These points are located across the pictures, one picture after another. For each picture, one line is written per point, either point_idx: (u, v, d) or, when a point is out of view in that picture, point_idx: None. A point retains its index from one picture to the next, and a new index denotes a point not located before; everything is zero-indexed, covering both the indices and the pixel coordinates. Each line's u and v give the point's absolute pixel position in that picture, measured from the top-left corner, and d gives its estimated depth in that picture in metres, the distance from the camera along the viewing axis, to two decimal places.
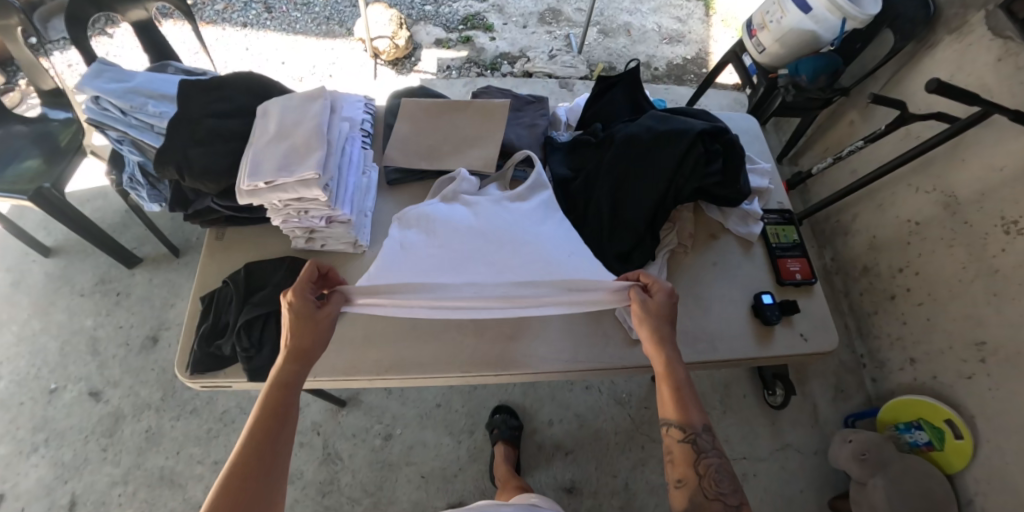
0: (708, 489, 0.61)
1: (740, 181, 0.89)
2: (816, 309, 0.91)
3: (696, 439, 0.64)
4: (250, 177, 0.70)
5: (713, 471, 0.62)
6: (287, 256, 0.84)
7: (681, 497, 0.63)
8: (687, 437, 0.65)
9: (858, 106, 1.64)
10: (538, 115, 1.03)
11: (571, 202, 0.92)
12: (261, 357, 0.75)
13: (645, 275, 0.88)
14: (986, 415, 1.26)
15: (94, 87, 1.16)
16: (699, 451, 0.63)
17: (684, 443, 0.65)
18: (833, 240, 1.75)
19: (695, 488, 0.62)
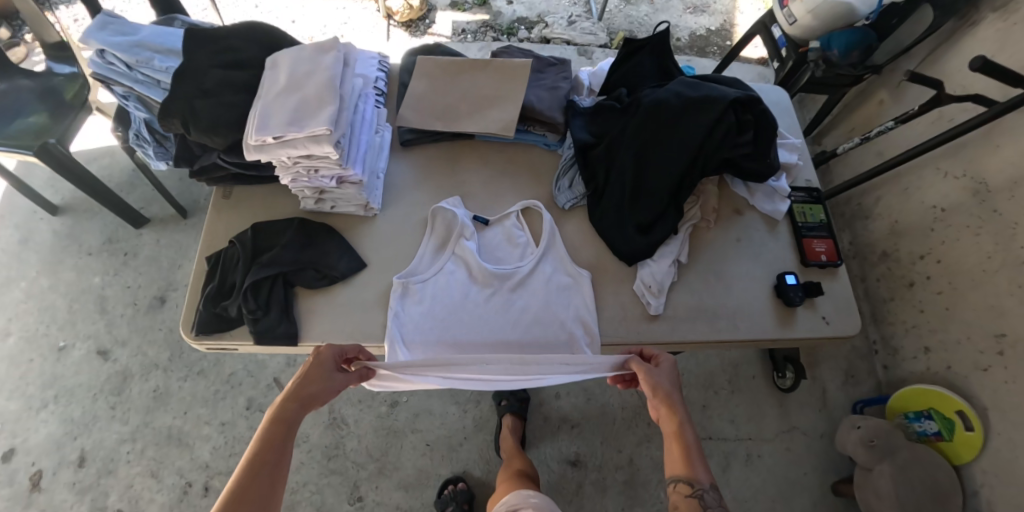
0: None
1: (770, 154, 0.85)
2: (840, 292, 0.88)
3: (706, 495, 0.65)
4: (259, 130, 0.67)
5: None
6: (297, 216, 0.81)
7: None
8: (695, 493, 0.66)
9: (890, 85, 1.57)
10: (560, 78, 0.96)
11: (591, 169, 0.88)
12: (268, 320, 0.74)
13: (667, 249, 0.84)
14: (999, 408, 1.24)
15: (99, 40, 1.14)
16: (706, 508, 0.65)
17: (689, 498, 0.66)
18: (852, 223, 1.70)
19: None
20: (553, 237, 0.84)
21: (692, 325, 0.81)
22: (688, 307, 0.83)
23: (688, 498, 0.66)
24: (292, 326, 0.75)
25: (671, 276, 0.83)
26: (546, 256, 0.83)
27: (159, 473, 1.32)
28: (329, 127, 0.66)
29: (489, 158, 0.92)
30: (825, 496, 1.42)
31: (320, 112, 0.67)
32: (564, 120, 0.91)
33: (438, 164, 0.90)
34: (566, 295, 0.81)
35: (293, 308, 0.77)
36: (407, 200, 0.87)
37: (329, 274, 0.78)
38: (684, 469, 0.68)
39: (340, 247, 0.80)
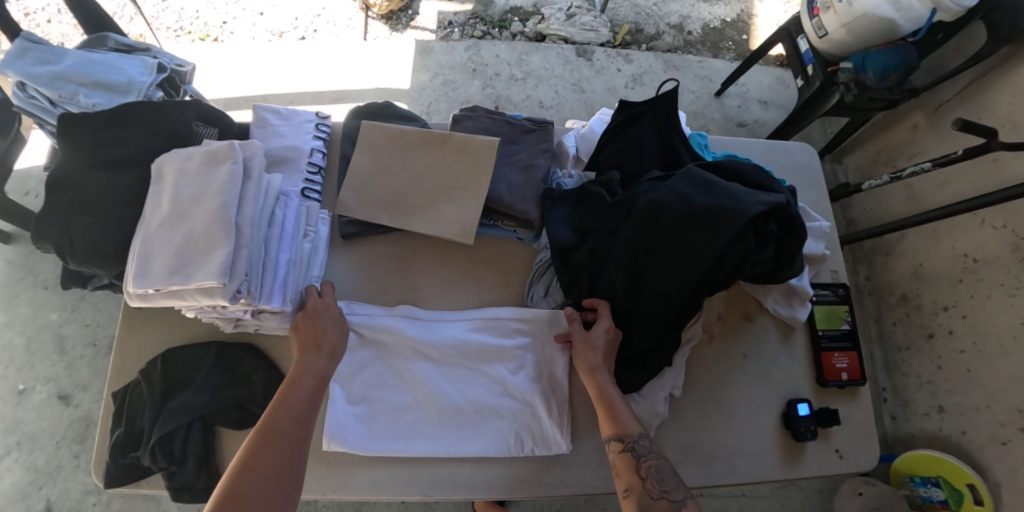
0: (652, 489, 0.58)
1: (789, 267, 0.70)
2: (857, 418, 0.76)
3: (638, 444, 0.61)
4: (136, 281, 0.54)
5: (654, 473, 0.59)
6: (216, 339, 0.69)
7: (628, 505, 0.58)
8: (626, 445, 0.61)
9: (928, 108, 1.37)
10: (538, 150, 0.80)
11: (571, 275, 0.73)
12: (185, 473, 0.64)
13: (660, 381, 0.71)
14: (1014, 487, 1.15)
15: (15, 71, 0.97)
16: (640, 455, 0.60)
17: (623, 452, 0.61)
18: (871, 258, 1.55)
19: (639, 490, 0.59)
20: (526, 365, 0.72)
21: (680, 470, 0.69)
22: (680, 447, 0.70)
23: (623, 454, 0.61)
24: (211, 479, 0.65)
25: (663, 414, 0.70)
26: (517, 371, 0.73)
27: None
28: (220, 280, 0.53)
29: (450, 252, 0.78)
30: None
31: (211, 257, 0.54)
32: (540, 211, 0.76)
33: (391, 262, 0.76)
34: (521, 415, 0.70)
35: (216, 453, 0.66)
36: None
37: (255, 411, 0.67)
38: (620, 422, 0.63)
39: (268, 379, 0.67)
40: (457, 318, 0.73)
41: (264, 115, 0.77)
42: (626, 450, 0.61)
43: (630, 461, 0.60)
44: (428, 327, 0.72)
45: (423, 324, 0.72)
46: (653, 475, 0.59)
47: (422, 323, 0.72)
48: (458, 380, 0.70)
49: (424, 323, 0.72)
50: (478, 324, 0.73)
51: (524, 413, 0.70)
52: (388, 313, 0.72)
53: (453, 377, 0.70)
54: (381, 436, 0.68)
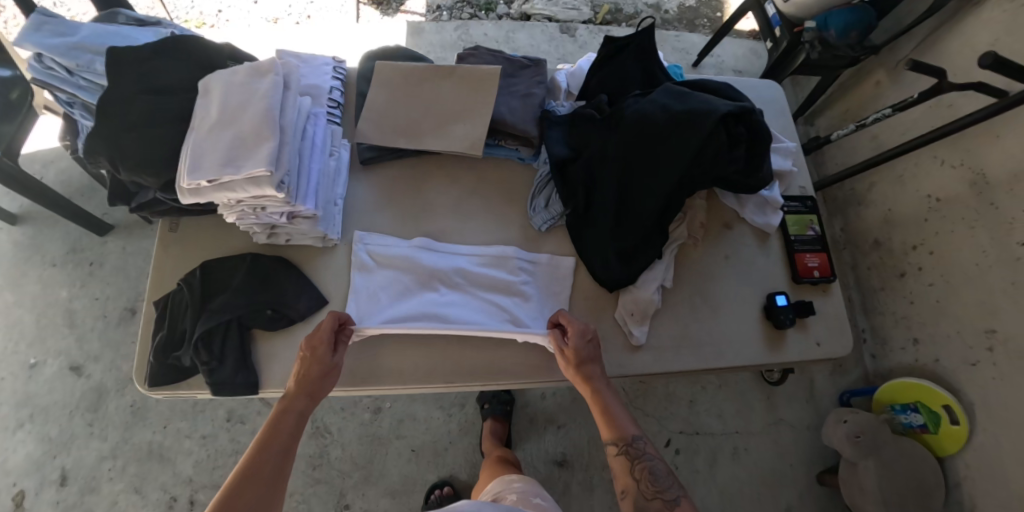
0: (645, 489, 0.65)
1: (762, 168, 0.79)
2: (831, 311, 0.84)
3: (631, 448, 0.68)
4: (190, 174, 0.60)
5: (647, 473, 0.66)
6: (249, 251, 0.75)
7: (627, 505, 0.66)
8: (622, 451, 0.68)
9: (888, 65, 1.48)
10: (534, 83, 0.88)
11: (570, 187, 0.81)
12: (224, 369, 0.69)
13: (651, 274, 0.78)
14: (986, 404, 1.23)
15: (33, 42, 1.02)
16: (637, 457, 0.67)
17: (620, 457, 0.67)
18: (845, 209, 1.65)
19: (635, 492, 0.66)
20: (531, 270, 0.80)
21: (675, 354, 0.77)
22: (673, 335, 0.78)
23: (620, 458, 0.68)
24: (250, 375, 0.70)
25: (656, 302, 0.77)
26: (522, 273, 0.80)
27: (142, 488, 1.31)
28: (268, 168, 0.60)
29: (458, 174, 0.85)
30: (810, 485, 1.43)
31: (259, 150, 0.61)
32: (539, 133, 0.84)
33: (405, 185, 0.84)
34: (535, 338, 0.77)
35: (252, 352, 0.71)
36: (368, 227, 0.81)
37: (288, 314, 0.72)
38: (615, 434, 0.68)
39: (299, 285, 0.74)
40: (469, 233, 0.81)
41: (284, 56, 0.85)
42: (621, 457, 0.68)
43: (626, 466, 0.67)
44: (445, 240, 0.80)
45: (441, 238, 0.80)
46: (646, 477, 0.66)
47: (440, 236, 0.81)
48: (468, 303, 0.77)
49: (441, 237, 0.80)
50: (490, 238, 0.82)
51: (531, 308, 0.77)
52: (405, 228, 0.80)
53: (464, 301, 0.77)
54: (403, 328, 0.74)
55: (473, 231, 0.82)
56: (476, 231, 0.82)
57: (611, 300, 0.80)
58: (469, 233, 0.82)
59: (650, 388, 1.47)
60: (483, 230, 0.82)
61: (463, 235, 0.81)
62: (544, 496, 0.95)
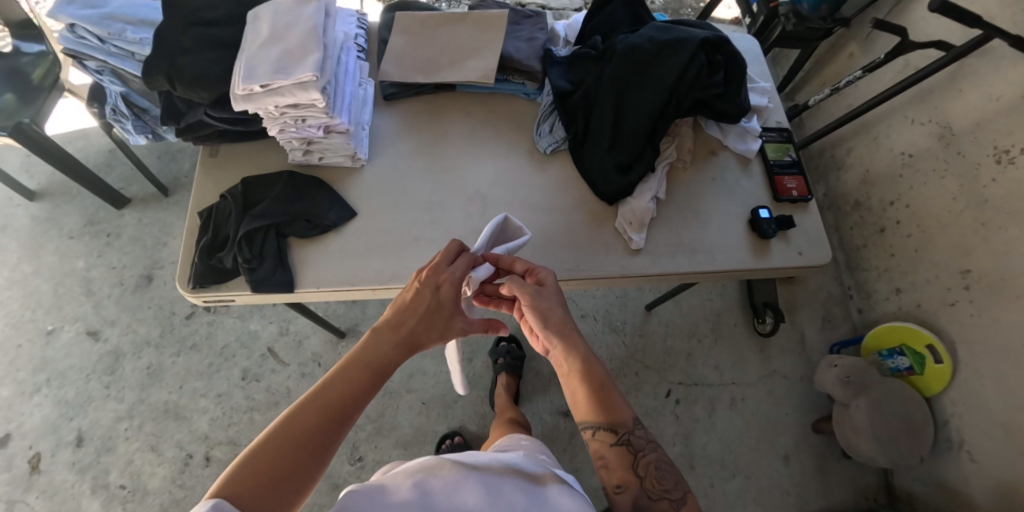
0: (651, 488, 0.63)
1: (741, 94, 0.88)
2: (812, 225, 0.92)
3: (631, 438, 0.65)
4: (245, 80, 0.67)
5: (653, 470, 0.64)
6: (284, 170, 0.82)
7: (626, 500, 0.63)
8: (620, 439, 0.65)
9: (859, 38, 1.59)
10: (537, 29, 0.97)
11: (571, 114, 0.89)
12: (263, 269, 0.75)
13: (646, 187, 0.86)
14: (965, 340, 1.30)
15: (68, 14, 1.08)
16: (639, 451, 0.64)
17: (618, 446, 0.64)
18: (826, 175, 1.75)
19: (637, 487, 0.64)
20: (538, 189, 0.88)
21: (673, 258, 0.84)
22: (668, 242, 0.86)
23: (618, 448, 0.65)
24: (287, 274, 0.76)
25: (652, 212, 0.85)
26: (529, 191, 0.87)
27: (158, 447, 1.34)
28: (314, 73, 0.67)
29: (470, 107, 0.93)
30: (806, 433, 1.48)
31: (306, 60, 0.69)
32: (542, 68, 0.92)
33: (421, 116, 0.91)
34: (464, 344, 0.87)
35: (288, 256, 0.78)
36: (388, 153, 0.88)
37: (320, 223, 0.79)
38: (608, 419, 0.65)
39: (329, 198, 0.80)
40: (482, 157, 0.89)
41: None
42: (619, 445, 0.65)
43: (626, 454, 0.64)
44: (464, 164, 0.88)
45: (461, 162, 0.88)
46: (651, 473, 0.64)
47: (460, 160, 0.88)
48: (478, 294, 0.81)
49: (461, 161, 0.88)
50: (503, 162, 0.89)
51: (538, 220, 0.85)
52: (422, 152, 0.88)
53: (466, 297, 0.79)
54: (423, 236, 0.81)
55: (488, 156, 0.89)
56: (489, 155, 0.89)
57: (611, 212, 0.87)
58: (484, 157, 0.89)
59: (649, 342, 1.54)
60: (498, 153, 0.90)
61: (477, 159, 0.88)
62: (546, 452, 0.87)
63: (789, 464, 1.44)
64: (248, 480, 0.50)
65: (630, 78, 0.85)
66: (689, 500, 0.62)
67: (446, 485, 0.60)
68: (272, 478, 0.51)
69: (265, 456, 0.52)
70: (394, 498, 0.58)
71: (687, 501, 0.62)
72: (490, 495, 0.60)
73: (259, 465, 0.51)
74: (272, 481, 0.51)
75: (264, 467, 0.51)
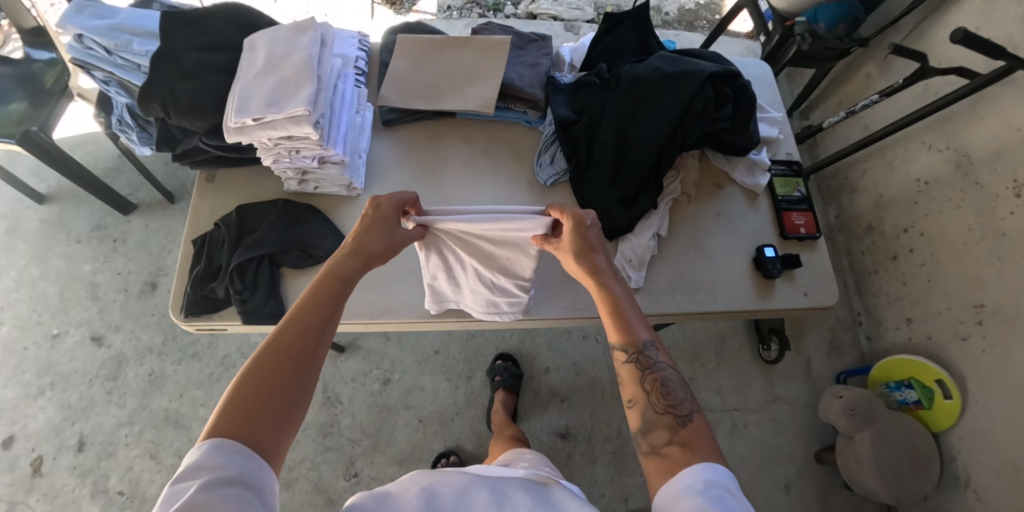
0: (657, 404, 0.61)
1: (749, 128, 0.85)
2: (818, 264, 0.89)
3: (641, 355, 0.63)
4: (238, 113, 0.67)
5: (659, 387, 0.62)
6: (280, 198, 0.82)
7: (634, 414, 0.62)
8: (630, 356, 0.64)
9: (877, 58, 1.54)
10: (541, 55, 0.95)
11: (573, 143, 0.87)
12: (256, 299, 0.75)
13: (647, 223, 0.84)
14: (976, 376, 1.27)
15: (76, 24, 1.10)
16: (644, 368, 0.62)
17: (627, 363, 0.64)
18: (839, 197, 1.71)
19: (644, 404, 0.62)
20: None
21: (671, 297, 0.82)
22: (669, 280, 0.84)
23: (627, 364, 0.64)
24: (279, 306, 0.76)
25: (652, 250, 0.84)
26: None
27: (157, 454, 1.35)
28: (307, 107, 0.66)
29: (470, 134, 0.92)
30: (807, 462, 1.46)
31: (300, 92, 0.68)
32: (544, 97, 0.90)
33: (419, 143, 0.90)
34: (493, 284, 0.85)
35: (281, 287, 0.78)
36: (387, 181, 0.87)
37: (314, 254, 0.78)
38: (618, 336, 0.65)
39: (324, 227, 0.80)
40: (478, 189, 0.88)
41: None
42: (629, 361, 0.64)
43: (634, 373, 0.63)
44: (460, 197, 0.87)
45: (456, 196, 0.87)
46: (658, 390, 0.62)
47: (455, 194, 0.87)
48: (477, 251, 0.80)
49: (456, 195, 0.87)
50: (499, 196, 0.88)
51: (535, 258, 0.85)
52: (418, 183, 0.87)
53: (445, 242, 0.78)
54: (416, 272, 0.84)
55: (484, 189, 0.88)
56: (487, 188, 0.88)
57: (610, 248, 0.85)
58: (481, 190, 0.88)
59: None
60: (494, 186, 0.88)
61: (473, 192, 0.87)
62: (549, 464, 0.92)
63: (790, 493, 1.42)
64: (230, 410, 0.51)
65: (633, 109, 0.83)
66: (694, 420, 0.59)
67: (453, 489, 0.59)
68: (248, 397, 0.52)
69: (241, 387, 0.52)
70: (398, 506, 0.58)
71: (694, 419, 0.59)
72: (496, 499, 0.59)
73: (237, 397, 0.52)
74: (254, 402, 0.51)
75: (241, 387, 0.52)
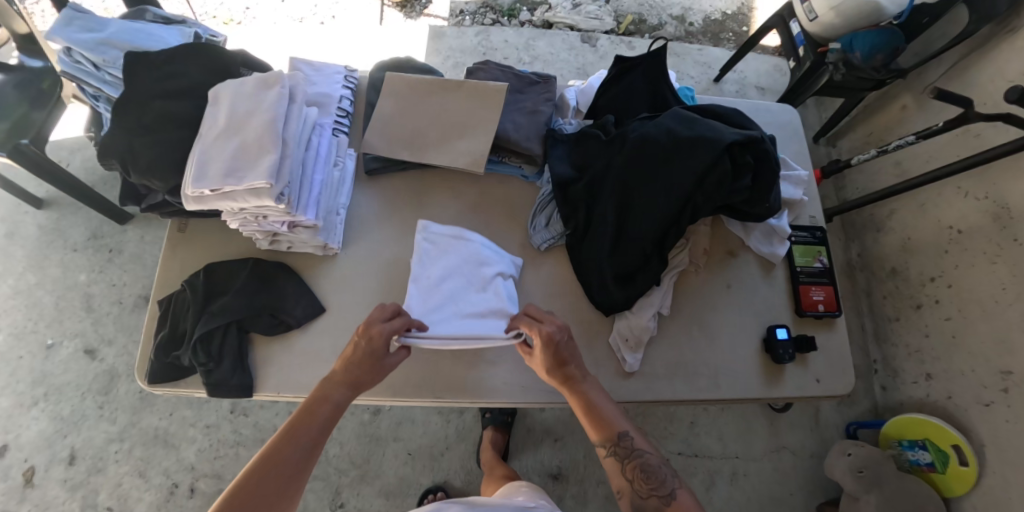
0: (641, 488, 0.64)
1: (769, 198, 0.76)
2: (835, 346, 0.82)
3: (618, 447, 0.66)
4: (195, 182, 0.62)
5: (640, 471, 0.65)
6: (252, 257, 0.77)
7: (624, 503, 0.65)
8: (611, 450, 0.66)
9: (915, 90, 1.42)
10: (542, 100, 0.88)
11: (571, 206, 0.80)
12: (221, 370, 0.71)
13: (647, 300, 0.78)
14: (997, 446, 1.19)
15: (64, 37, 1.04)
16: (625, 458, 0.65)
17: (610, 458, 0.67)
18: (862, 235, 1.61)
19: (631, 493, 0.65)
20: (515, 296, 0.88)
21: (668, 384, 0.76)
22: (668, 362, 0.78)
23: (609, 459, 0.67)
24: (246, 379, 0.72)
25: (651, 330, 0.77)
26: None
27: (146, 473, 1.35)
28: (268, 180, 0.61)
29: (460, 188, 0.86)
30: None
31: (261, 162, 0.62)
32: (543, 151, 0.83)
33: (404, 196, 0.84)
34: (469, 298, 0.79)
35: (249, 356, 0.73)
36: (368, 238, 0.81)
37: (285, 319, 0.74)
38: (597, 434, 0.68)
39: (298, 291, 0.75)
40: None
41: (296, 64, 0.86)
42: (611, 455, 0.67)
43: (616, 467, 0.66)
44: None
45: None
46: (639, 476, 0.65)
47: None
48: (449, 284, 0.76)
49: None
50: None
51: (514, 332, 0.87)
52: None
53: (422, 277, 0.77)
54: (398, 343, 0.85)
55: None
56: None
57: (606, 324, 0.80)
58: None
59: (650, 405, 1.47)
60: None
61: None
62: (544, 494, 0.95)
63: None
64: None
65: (636, 176, 0.75)
66: (678, 498, 0.62)
67: None
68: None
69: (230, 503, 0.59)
70: None
71: (678, 496, 0.63)
72: None
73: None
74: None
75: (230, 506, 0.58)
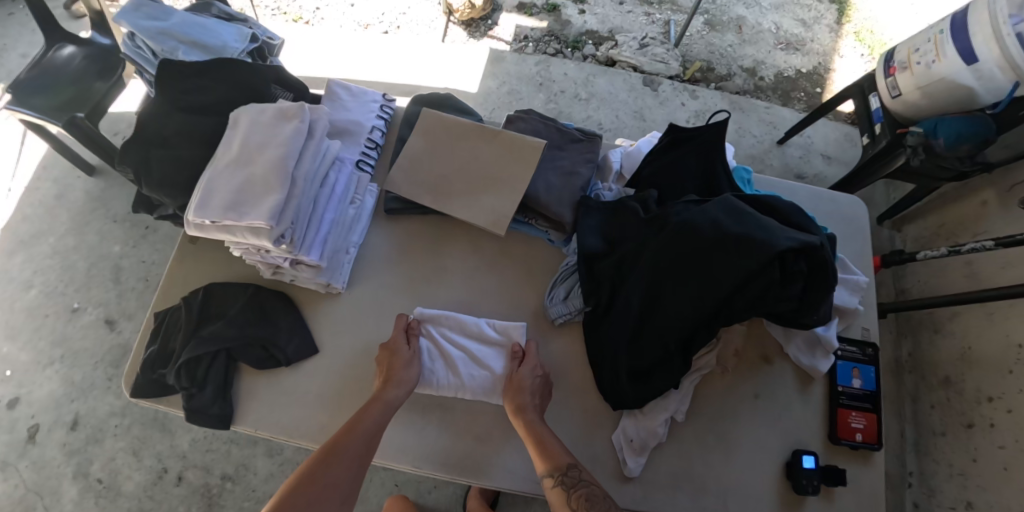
0: None
1: (821, 309, 0.68)
2: (867, 482, 0.74)
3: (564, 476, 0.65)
4: (197, 210, 0.64)
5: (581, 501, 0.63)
6: (254, 283, 0.80)
7: None
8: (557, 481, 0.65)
9: (1000, 186, 1.27)
10: (582, 160, 0.83)
11: (595, 282, 0.76)
12: (202, 397, 0.72)
13: (663, 403, 0.73)
14: None
15: (128, 22, 1.03)
16: (569, 486, 0.64)
17: (555, 490, 0.65)
18: (917, 333, 1.49)
19: None
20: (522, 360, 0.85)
21: (668, 497, 0.71)
22: (672, 472, 0.73)
23: (556, 490, 0.65)
24: (225, 410, 0.73)
25: (660, 436, 0.72)
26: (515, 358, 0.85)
27: (139, 452, 1.36)
28: (268, 223, 0.63)
29: (482, 241, 0.85)
30: None
31: (262, 202, 0.64)
32: (573, 218, 0.79)
33: (419, 242, 0.85)
34: (473, 383, 0.75)
35: (235, 386, 0.75)
36: (379, 280, 0.82)
37: (276, 355, 0.75)
38: (542, 463, 0.67)
39: (293, 323, 0.77)
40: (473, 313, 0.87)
41: (335, 88, 0.87)
42: (557, 488, 0.65)
43: (562, 497, 0.64)
44: None
45: None
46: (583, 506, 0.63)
47: None
48: (457, 355, 0.77)
49: None
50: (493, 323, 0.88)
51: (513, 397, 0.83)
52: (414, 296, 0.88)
53: (430, 346, 0.78)
54: None
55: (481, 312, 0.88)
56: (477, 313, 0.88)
57: (613, 415, 0.76)
58: None
59: None
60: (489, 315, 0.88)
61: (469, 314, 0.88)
62: None
63: None
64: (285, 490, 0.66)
65: (668, 266, 0.68)
66: None
67: None
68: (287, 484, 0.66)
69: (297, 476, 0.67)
70: None
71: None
72: None
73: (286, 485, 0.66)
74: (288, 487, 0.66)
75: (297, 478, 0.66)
